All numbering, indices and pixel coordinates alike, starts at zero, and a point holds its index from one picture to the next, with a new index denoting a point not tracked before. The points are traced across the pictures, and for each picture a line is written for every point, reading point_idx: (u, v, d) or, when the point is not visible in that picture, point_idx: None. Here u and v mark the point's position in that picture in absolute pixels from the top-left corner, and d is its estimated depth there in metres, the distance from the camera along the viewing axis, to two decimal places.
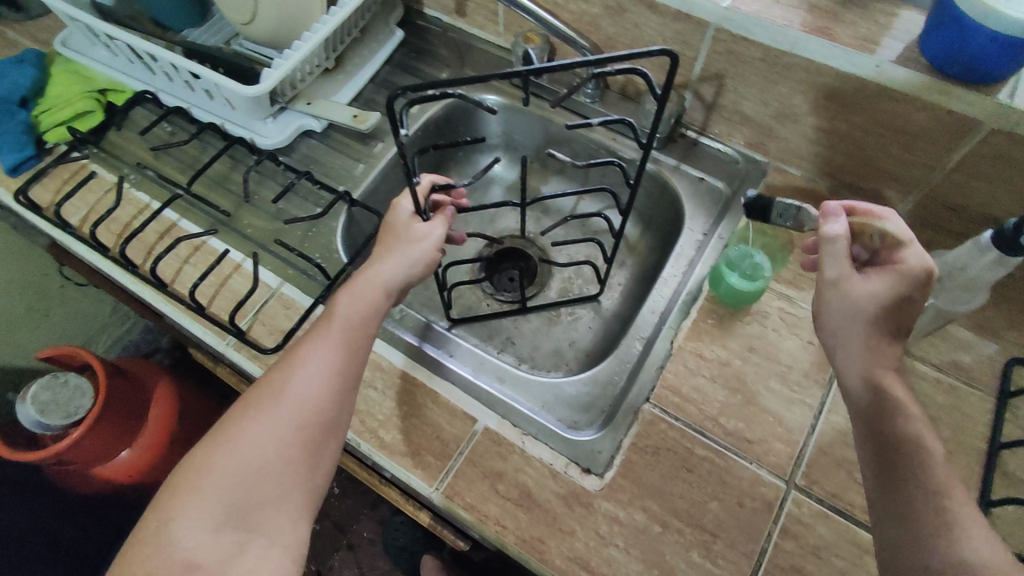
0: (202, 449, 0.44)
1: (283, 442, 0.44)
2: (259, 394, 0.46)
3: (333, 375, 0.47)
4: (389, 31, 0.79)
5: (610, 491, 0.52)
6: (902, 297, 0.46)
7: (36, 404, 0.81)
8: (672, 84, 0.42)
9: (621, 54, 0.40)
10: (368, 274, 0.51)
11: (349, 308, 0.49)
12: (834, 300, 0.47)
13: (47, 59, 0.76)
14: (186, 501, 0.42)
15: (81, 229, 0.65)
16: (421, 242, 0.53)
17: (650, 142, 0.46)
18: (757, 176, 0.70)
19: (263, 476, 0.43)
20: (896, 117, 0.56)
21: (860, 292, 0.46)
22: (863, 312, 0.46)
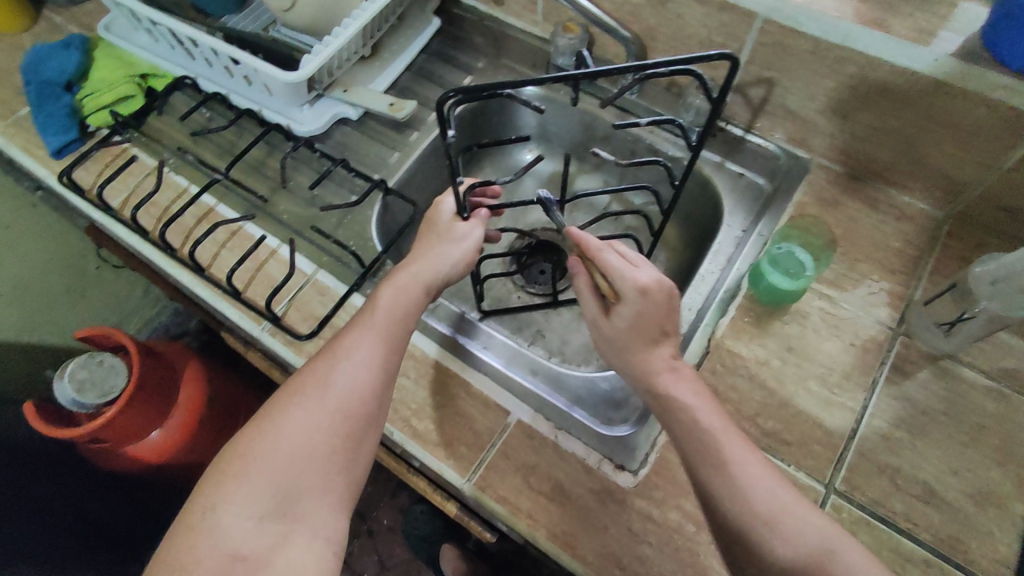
0: (246, 436, 0.45)
1: (327, 431, 0.45)
2: (303, 383, 0.47)
3: (377, 366, 0.47)
4: (425, 19, 0.79)
5: (644, 489, 0.51)
6: (635, 315, 0.49)
7: (73, 383, 0.83)
8: (727, 86, 0.44)
9: (680, 61, 0.43)
10: (409, 270, 0.52)
11: (393, 300, 0.50)
12: (602, 339, 0.52)
13: (91, 43, 0.77)
14: (232, 490, 0.42)
15: (122, 212, 0.66)
16: (461, 241, 0.55)
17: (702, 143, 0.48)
18: (798, 174, 0.68)
19: (307, 465, 0.44)
20: (951, 113, 0.54)
21: (607, 330, 0.51)
22: (620, 346, 0.51)
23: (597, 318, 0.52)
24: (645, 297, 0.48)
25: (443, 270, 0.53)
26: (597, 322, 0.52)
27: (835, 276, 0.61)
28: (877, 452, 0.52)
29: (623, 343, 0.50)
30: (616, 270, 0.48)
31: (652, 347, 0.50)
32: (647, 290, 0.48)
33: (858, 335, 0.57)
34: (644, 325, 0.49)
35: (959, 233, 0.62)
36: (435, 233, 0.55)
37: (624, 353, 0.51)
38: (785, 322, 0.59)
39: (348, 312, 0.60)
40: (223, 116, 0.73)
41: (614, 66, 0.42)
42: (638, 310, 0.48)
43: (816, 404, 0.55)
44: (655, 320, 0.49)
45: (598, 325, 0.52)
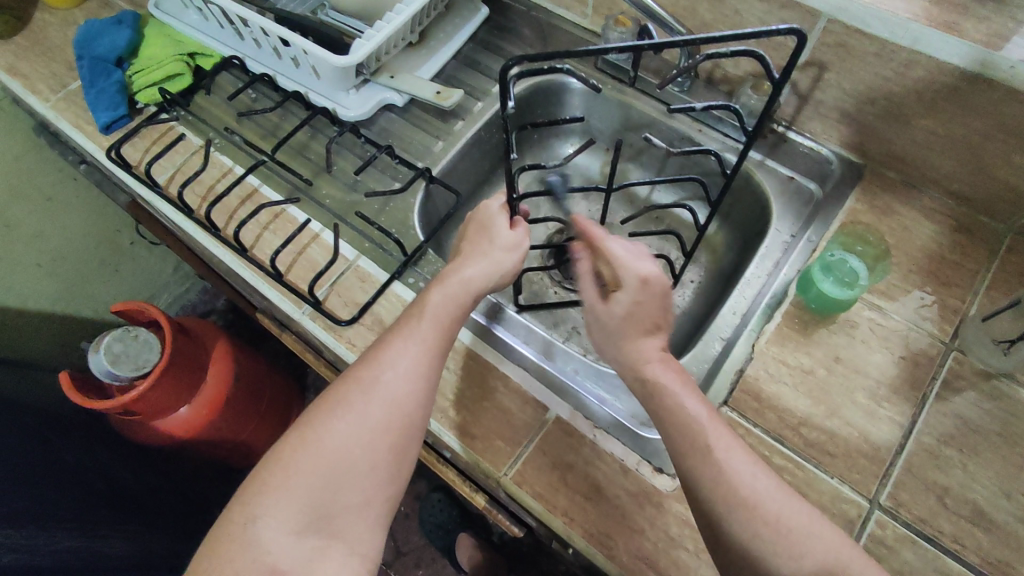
0: (287, 446, 0.45)
1: (368, 445, 0.45)
2: (345, 392, 0.46)
3: (421, 378, 0.47)
4: (473, 8, 0.78)
5: (682, 493, 0.50)
6: (634, 302, 0.50)
7: (109, 355, 0.83)
8: (794, 64, 0.40)
9: (739, 33, 0.39)
10: (456, 278, 0.52)
11: (439, 307, 0.50)
12: (595, 325, 0.53)
13: (141, 20, 0.78)
14: (273, 501, 0.43)
15: (167, 188, 0.67)
16: (507, 248, 0.54)
17: (758, 130, 0.44)
18: (851, 179, 0.66)
19: (348, 479, 0.44)
20: (1021, 123, 0.52)
21: (603, 313, 0.52)
22: (615, 332, 0.51)
23: (594, 301, 0.52)
24: (645, 287, 0.50)
25: (489, 276, 0.53)
26: (592, 307, 0.53)
27: (887, 286, 0.59)
28: (925, 470, 0.51)
29: (619, 329, 0.51)
30: (622, 260, 0.51)
31: (645, 337, 0.51)
32: (647, 281, 0.50)
33: (908, 348, 0.56)
34: (642, 313, 0.51)
35: (1019, 247, 0.60)
36: (484, 233, 0.55)
37: (618, 340, 0.51)
38: (832, 331, 0.57)
39: (389, 299, 0.60)
40: (268, 98, 0.74)
41: (668, 38, 0.39)
42: (637, 298, 0.50)
43: (863, 417, 0.53)
44: (652, 311, 0.51)
45: (593, 310, 0.53)
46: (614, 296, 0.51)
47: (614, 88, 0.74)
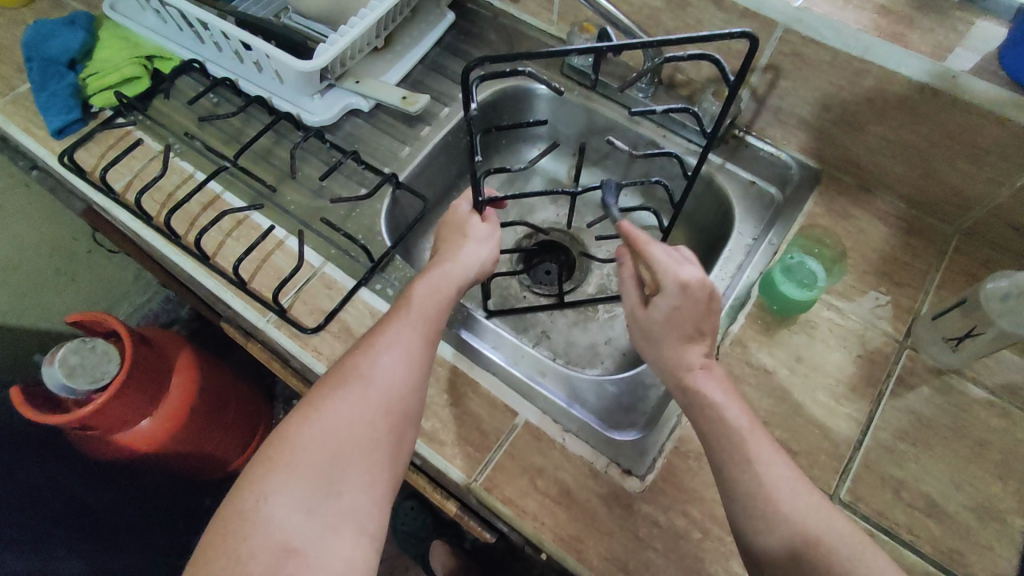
0: (290, 425, 0.44)
1: (371, 423, 0.44)
2: (345, 372, 0.46)
3: (415, 360, 0.47)
4: (439, 13, 0.78)
5: (651, 494, 0.51)
6: (673, 308, 0.49)
7: (64, 367, 0.81)
8: (748, 67, 0.44)
9: (685, 39, 0.43)
10: (444, 266, 0.53)
11: (428, 294, 0.50)
12: (638, 326, 0.53)
13: (96, 22, 0.75)
14: (282, 479, 0.42)
15: (124, 195, 0.65)
16: (483, 239, 0.55)
17: (718, 129, 0.48)
18: (810, 183, 0.68)
19: (353, 457, 0.43)
20: (966, 131, 0.55)
21: (643, 317, 0.52)
22: (654, 335, 0.51)
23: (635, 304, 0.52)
24: (685, 292, 0.48)
25: (466, 270, 0.53)
26: (635, 307, 0.53)
27: (844, 287, 0.61)
28: (881, 464, 0.52)
29: (660, 334, 0.51)
30: (662, 267, 0.49)
31: (685, 343, 0.50)
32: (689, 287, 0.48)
33: (865, 347, 0.58)
34: (681, 318, 0.49)
35: (967, 248, 0.63)
36: (458, 232, 0.55)
37: (656, 346, 0.52)
38: (794, 331, 0.59)
39: (356, 307, 0.60)
40: (229, 102, 0.72)
41: (629, 40, 0.43)
42: (676, 303, 0.49)
43: (823, 414, 0.55)
44: (690, 315, 0.49)
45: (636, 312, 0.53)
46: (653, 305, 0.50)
47: (581, 94, 0.75)
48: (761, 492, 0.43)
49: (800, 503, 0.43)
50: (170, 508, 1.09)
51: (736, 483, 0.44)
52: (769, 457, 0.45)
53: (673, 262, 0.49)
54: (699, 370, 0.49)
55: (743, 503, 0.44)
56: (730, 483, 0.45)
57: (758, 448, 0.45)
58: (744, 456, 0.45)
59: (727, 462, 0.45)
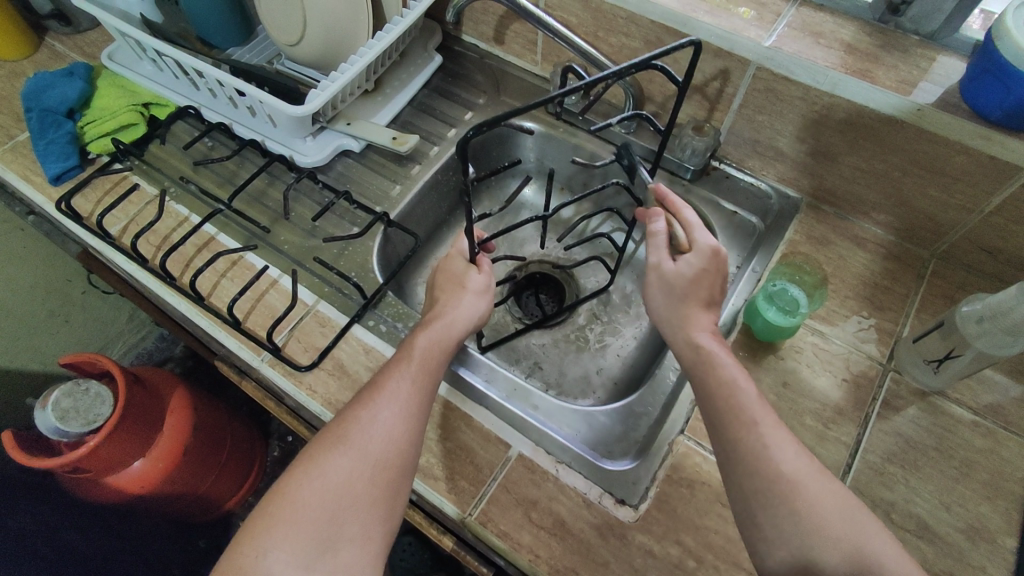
0: (289, 479, 0.45)
1: (368, 479, 0.45)
2: (344, 427, 0.46)
3: (413, 413, 0.47)
4: (427, 56, 0.81)
5: (645, 524, 0.51)
6: (702, 267, 0.53)
7: (57, 411, 0.81)
8: (692, 70, 0.48)
9: (661, 53, 0.45)
10: (442, 318, 0.53)
11: (426, 348, 0.51)
12: (658, 284, 0.55)
13: (94, 72, 0.78)
14: (279, 536, 0.42)
15: (120, 240, 0.66)
16: (478, 290, 0.56)
17: (670, 129, 0.51)
18: (790, 212, 0.70)
19: (350, 514, 0.44)
20: (935, 160, 0.57)
21: (672, 271, 0.54)
22: (680, 293, 0.54)
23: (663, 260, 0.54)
24: (716, 256, 0.53)
25: (461, 323, 0.54)
26: (660, 265, 0.55)
27: (827, 312, 0.62)
28: (871, 487, 0.53)
29: (686, 293, 0.53)
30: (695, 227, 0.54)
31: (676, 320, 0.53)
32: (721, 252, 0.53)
33: (850, 370, 0.59)
34: (708, 280, 0.53)
35: (943, 272, 0.65)
36: (455, 283, 0.56)
37: (679, 303, 0.53)
38: (780, 357, 0.60)
39: (349, 343, 0.61)
40: (225, 146, 0.74)
41: (604, 72, 0.44)
42: (704, 264, 0.53)
43: (810, 438, 0.55)
44: (714, 279, 0.53)
45: (660, 269, 0.55)
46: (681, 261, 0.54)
47: (565, 130, 0.77)
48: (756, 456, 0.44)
49: (787, 473, 0.44)
50: (168, 553, 1.08)
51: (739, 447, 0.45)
52: (760, 433, 0.46)
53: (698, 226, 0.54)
54: (706, 334, 0.51)
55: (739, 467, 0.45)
56: (728, 447, 0.46)
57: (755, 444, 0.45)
58: (734, 430, 0.46)
59: (729, 426, 0.46)
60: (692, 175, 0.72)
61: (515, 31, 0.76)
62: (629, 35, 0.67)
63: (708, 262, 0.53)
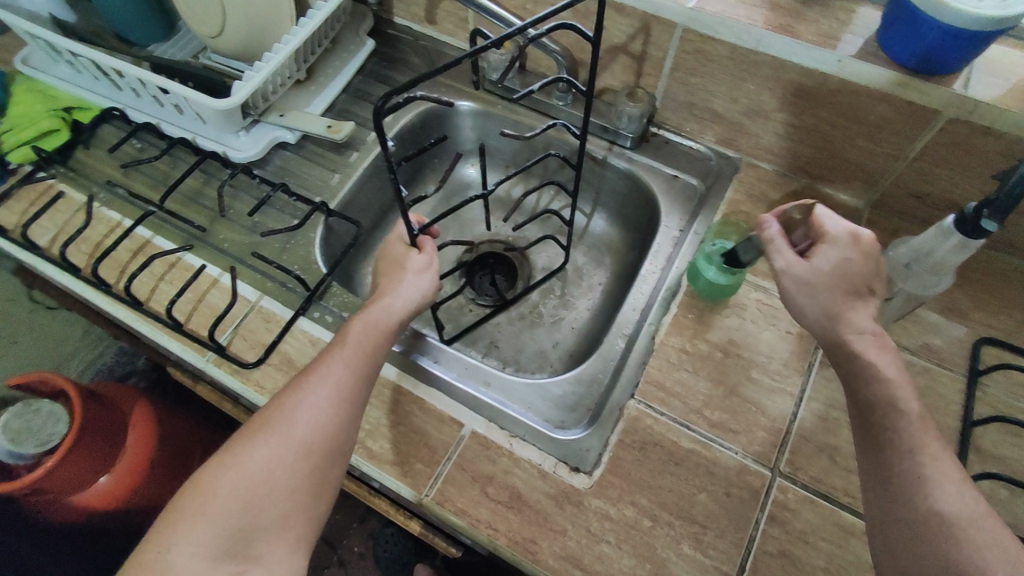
0: (209, 468, 0.44)
1: (289, 468, 0.44)
2: (267, 417, 0.46)
3: (341, 402, 0.47)
4: (360, 41, 0.79)
5: (600, 488, 0.52)
6: (845, 257, 0.47)
7: (9, 434, 0.80)
8: (600, 28, 0.45)
9: (564, 7, 0.42)
10: (380, 302, 0.52)
11: (361, 334, 0.50)
12: (798, 287, 0.47)
13: (10, 79, 0.75)
14: (188, 529, 0.42)
15: (50, 250, 0.64)
16: (422, 272, 0.55)
17: (591, 93, 0.49)
18: (729, 172, 0.71)
19: (267, 505, 0.43)
20: (862, 110, 0.58)
21: (809, 270, 0.47)
22: (819, 291, 0.47)
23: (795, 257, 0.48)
24: (858, 242, 0.47)
25: (402, 307, 0.53)
26: (790, 267, 0.48)
27: (768, 268, 0.64)
28: (816, 433, 0.54)
29: (828, 288, 0.47)
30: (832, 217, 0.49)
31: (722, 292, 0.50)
32: (863, 235, 0.47)
33: (793, 323, 0.60)
34: (849, 272, 0.47)
35: (878, 220, 0.66)
36: (396, 266, 0.55)
37: (823, 304, 0.47)
38: (725, 316, 0.61)
39: (296, 337, 0.60)
40: (155, 146, 0.72)
41: (507, 32, 0.42)
42: (845, 254, 0.47)
43: (757, 391, 0.57)
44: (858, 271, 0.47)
45: (791, 270, 0.48)
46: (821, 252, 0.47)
47: (503, 107, 0.76)
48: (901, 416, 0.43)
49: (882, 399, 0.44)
50: None
51: (873, 418, 0.44)
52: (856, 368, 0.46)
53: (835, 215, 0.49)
54: (863, 336, 0.46)
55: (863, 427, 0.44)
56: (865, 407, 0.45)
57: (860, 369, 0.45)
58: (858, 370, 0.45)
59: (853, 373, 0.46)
60: (632, 143, 0.72)
61: (446, 10, 0.75)
62: (557, 5, 0.66)
63: (842, 250, 0.47)
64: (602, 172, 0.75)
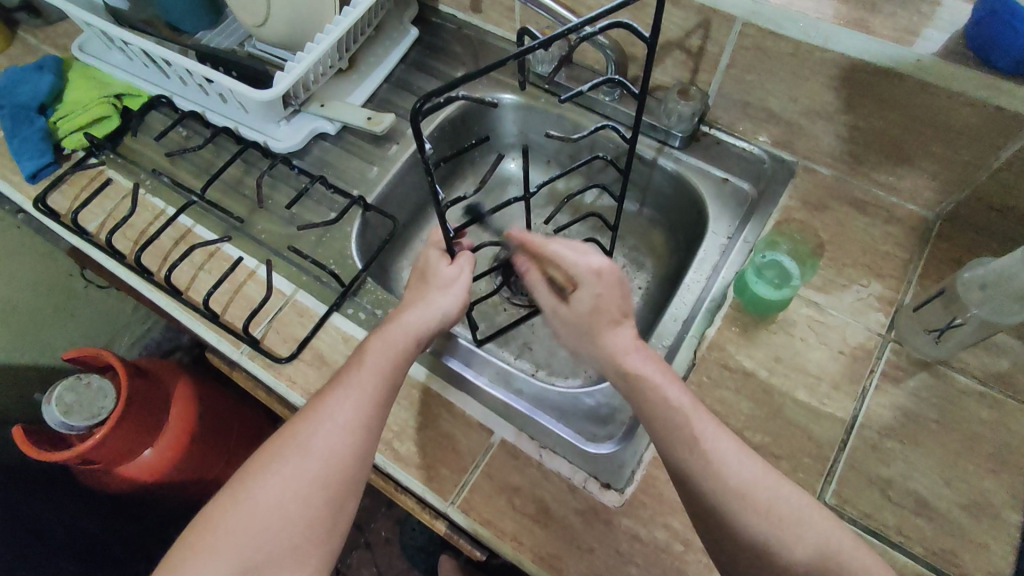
0: (223, 498, 0.45)
1: (303, 500, 0.44)
2: (281, 446, 0.46)
3: (355, 429, 0.46)
4: (403, 30, 0.78)
5: (630, 507, 0.50)
6: (596, 295, 0.50)
7: (60, 406, 0.82)
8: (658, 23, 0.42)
9: (618, 6, 0.40)
10: (399, 323, 0.50)
11: (378, 358, 0.48)
12: (567, 327, 0.53)
13: (66, 65, 0.76)
14: (201, 564, 0.42)
15: (98, 235, 0.65)
16: (450, 287, 0.53)
17: (643, 90, 0.46)
18: (785, 176, 0.66)
19: (281, 538, 0.43)
20: (938, 115, 0.53)
21: (569, 312, 0.52)
22: (584, 328, 0.51)
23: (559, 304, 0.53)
24: (599, 278, 0.50)
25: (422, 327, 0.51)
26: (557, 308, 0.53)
27: (821, 282, 0.59)
28: (867, 464, 0.51)
29: (588, 324, 0.51)
30: (569, 258, 0.50)
31: (613, 328, 0.50)
32: (601, 269, 0.49)
33: (847, 343, 0.56)
34: (605, 306, 0.50)
35: (949, 234, 0.61)
36: (422, 282, 0.54)
37: (587, 337, 0.51)
38: (772, 331, 0.57)
39: (328, 333, 0.60)
40: (200, 134, 0.73)
41: (557, 31, 0.39)
42: (595, 290, 0.50)
43: (804, 414, 0.53)
44: (612, 302, 0.50)
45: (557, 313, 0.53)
46: (576, 295, 0.51)
47: (547, 101, 0.74)
48: (713, 475, 0.42)
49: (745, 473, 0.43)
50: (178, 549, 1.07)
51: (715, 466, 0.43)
52: (711, 432, 0.44)
53: (579, 252, 0.50)
54: (633, 354, 0.48)
55: (697, 497, 0.43)
56: (679, 466, 0.44)
57: (701, 425, 0.44)
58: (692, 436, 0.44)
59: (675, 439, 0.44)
60: (681, 143, 0.69)
61: None
62: None
63: (600, 287, 0.50)
64: (647, 171, 0.71)
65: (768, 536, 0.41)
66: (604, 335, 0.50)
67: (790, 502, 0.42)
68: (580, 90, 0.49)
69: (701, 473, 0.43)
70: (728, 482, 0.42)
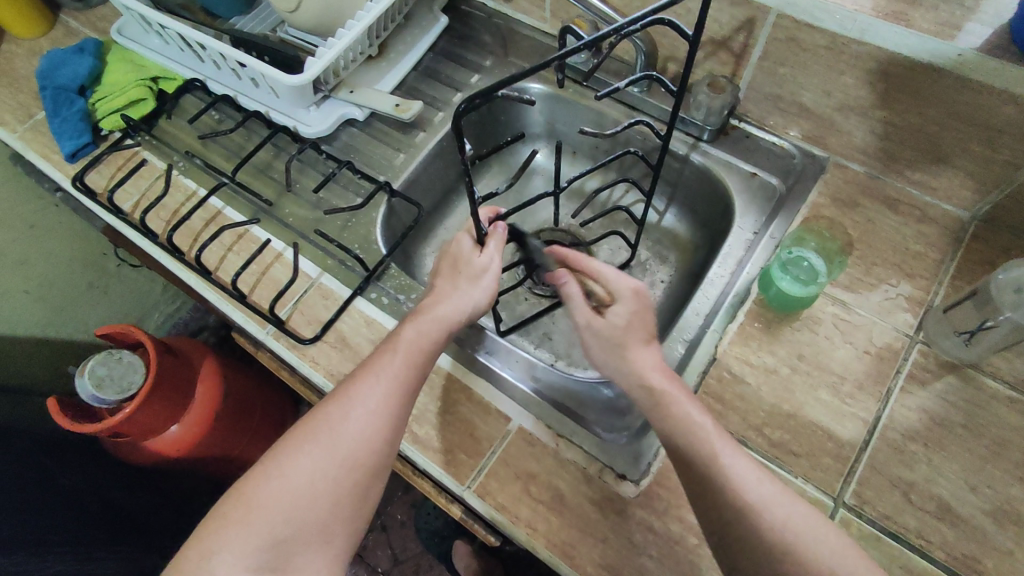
0: (252, 477, 0.45)
1: (332, 482, 0.45)
2: (313, 427, 0.46)
3: (387, 414, 0.47)
4: (433, 18, 0.78)
5: (645, 499, 0.50)
6: (632, 311, 0.51)
7: (93, 379, 0.82)
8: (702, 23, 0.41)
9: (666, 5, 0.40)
10: (433, 310, 0.51)
11: (411, 344, 0.49)
12: (594, 340, 0.52)
13: (104, 48, 0.78)
14: (230, 540, 0.43)
15: (132, 215, 0.67)
16: (482, 275, 0.53)
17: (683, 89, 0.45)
18: (815, 172, 0.65)
19: (310, 517, 0.44)
20: (978, 112, 0.52)
21: (603, 324, 0.51)
22: (614, 340, 0.51)
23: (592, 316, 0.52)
24: (637, 297, 0.52)
25: (455, 316, 0.51)
26: (589, 322, 0.52)
27: (849, 280, 0.58)
28: (889, 465, 0.50)
29: (621, 338, 0.50)
30: (611, 276, 0.52)
31: (643, 347, 0.50)
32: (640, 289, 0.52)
33: (873, 343, 0.55)
34: (639, 322, 0.51)
35: (985, 235, 0.59)
36: (455, 268, 0.54)
37: (617, 348, 0.50)
38: (796, 329, 0.56)
39: (352, 316, 0.61)
40: (232, 118, 0.74)
41: (604, 30, 0.39)
42: (632, 308, 0.51)
43: (825, 413, 0.53)
44: (645, 320, 0.51)
45: (589, 326, 0.52)
46: (612, 310, 0.51)
47: (575, 91, 0.73)
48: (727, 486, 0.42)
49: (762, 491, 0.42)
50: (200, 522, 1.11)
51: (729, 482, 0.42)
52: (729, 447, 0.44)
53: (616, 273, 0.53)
54: (657, 372, 0.48)
55: (708, 506, 0.43)
56: (695, 478, 0.44)
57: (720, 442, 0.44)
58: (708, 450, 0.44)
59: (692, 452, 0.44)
60: (709, 135, 0.68)
61: None
62: None
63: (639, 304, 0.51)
64: (675, 164, 0.71)
65: (784, 556, 0.40)
66: (634, 352, 0.50)
67: (804, 520, 0.41)
68: (618, 87, 0.48)
69: (719, 485, 0.42)
70: (744, 496, 0.42)
